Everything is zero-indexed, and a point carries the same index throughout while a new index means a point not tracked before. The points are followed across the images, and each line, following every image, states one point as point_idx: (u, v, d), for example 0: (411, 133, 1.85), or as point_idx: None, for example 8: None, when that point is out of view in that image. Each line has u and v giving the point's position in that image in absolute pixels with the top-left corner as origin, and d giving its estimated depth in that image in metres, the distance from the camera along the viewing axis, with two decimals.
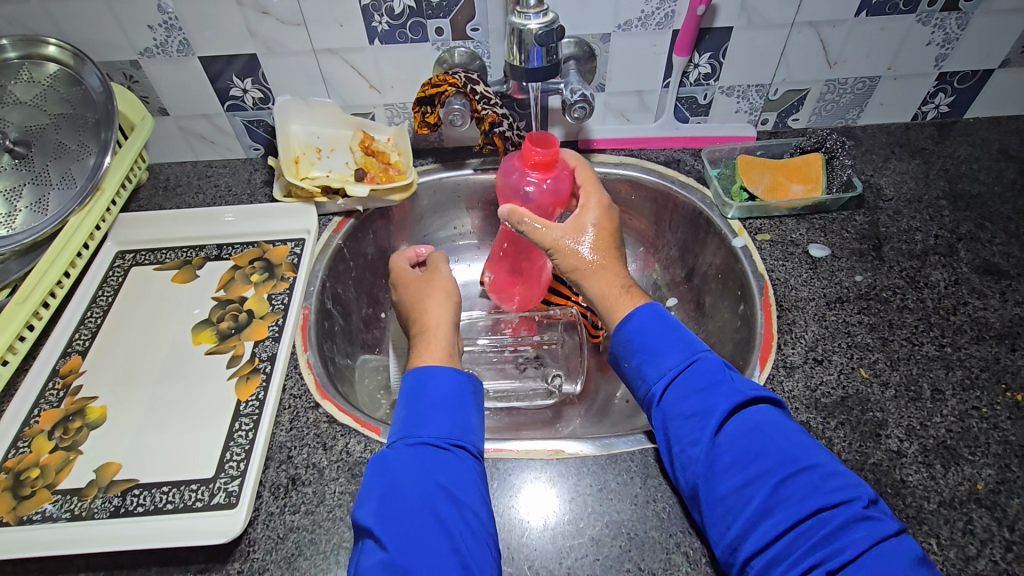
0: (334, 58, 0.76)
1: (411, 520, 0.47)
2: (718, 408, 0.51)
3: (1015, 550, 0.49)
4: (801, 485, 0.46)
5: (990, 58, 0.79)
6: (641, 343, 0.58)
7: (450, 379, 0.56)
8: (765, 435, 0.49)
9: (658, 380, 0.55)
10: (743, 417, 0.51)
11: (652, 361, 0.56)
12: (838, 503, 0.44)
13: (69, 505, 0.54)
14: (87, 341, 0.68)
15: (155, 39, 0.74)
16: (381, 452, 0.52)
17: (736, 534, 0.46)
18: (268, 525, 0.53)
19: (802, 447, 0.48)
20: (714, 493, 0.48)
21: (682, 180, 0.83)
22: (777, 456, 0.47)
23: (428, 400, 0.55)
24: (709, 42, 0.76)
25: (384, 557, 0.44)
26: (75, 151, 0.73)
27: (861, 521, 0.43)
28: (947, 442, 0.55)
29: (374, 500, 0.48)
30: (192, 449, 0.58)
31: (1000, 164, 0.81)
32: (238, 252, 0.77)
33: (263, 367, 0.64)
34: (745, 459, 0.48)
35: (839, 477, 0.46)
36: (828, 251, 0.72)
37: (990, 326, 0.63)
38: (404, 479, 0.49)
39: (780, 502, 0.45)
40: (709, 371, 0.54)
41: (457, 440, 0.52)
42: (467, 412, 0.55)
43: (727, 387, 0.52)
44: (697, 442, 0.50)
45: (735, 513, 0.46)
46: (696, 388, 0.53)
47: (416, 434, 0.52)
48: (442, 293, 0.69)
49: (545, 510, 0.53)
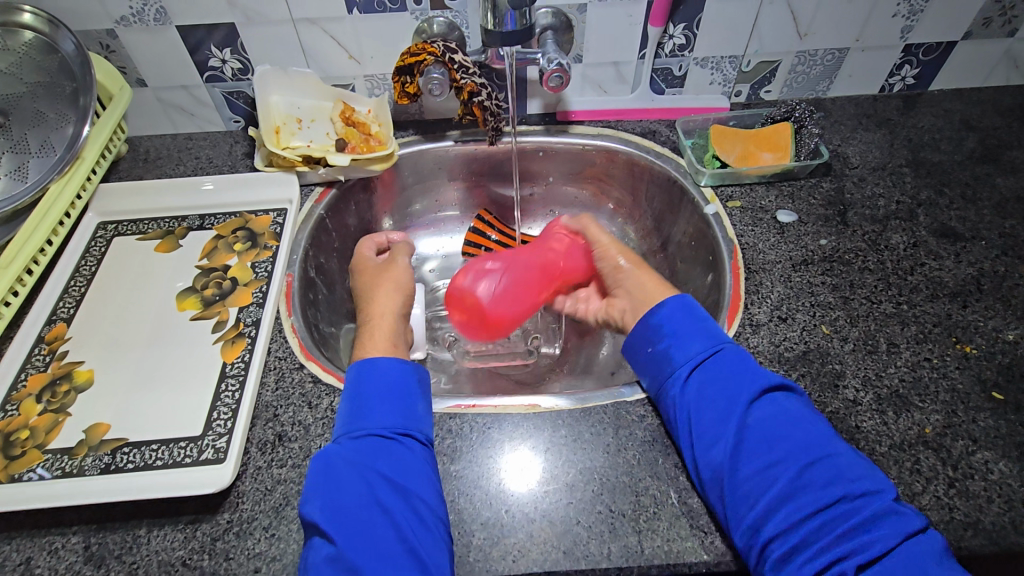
0: (312, 28, 0.77)
1: (359, 512, 0.49)
2: (748, 393, 0.53)
3: (957, 486, 0.53)
4: (823, 471, 0.48)
5: (953, 31, 0.82)
6: (671, 329, 0.59)
7: (388, 370, 0.58)
8: (793, 422, 0.52)
9: (683, 363, 0.57)
10: (767, 404, 0.53)
11: (678, 344, 0.58)
12: (864, 493, 0.47)
13: (60, 464, 0.56)
14: (71, 309, 0.69)
15: (131, 7, 0.73)
16: (323, 448, 0.53)
17: (758, 515, 0.47)
18: (256, 478, 0.55)
19: (826, 437, 0.51)
20: (739, 475, 0.50)
21: (657, 151, 0.85)
22: (804, 444, 0.50)
23: (370, 394, 0.56)
24: (683, 13, 0.78)
25: (333, 549, 0.47)
26: (54, 120, 0.73)
27: (890, 513, 0.45)
28: (900, 390, 0.59)
29: (320, 497, 0.49)
30: (180, 410, 0.60)
31: (961, 134, 0.85)
32: (220, 222, 0.78)
33: (248, 331, 0.66)
34: (771, 444, 0.50)
35: (862, 468, 0.49)
36: (795, 216, 0.75)
37: (945, 285, 0.67)
38: (347, 474, 0.50)
39: (805, 485, 0.48)
40: (736, 360, 0.56)
41: (402, 429, 0.54)
42: (413, 399, 0.57)
43: (754, 376, 0.55)
44: (724, 423, 0.52)
45: (758, 495, 0.48)
46: (725, 373, 0.55)
47: (360, 427, 0.54)
48: (393, 283, 0.71)
49: (521, 464, 0.56)
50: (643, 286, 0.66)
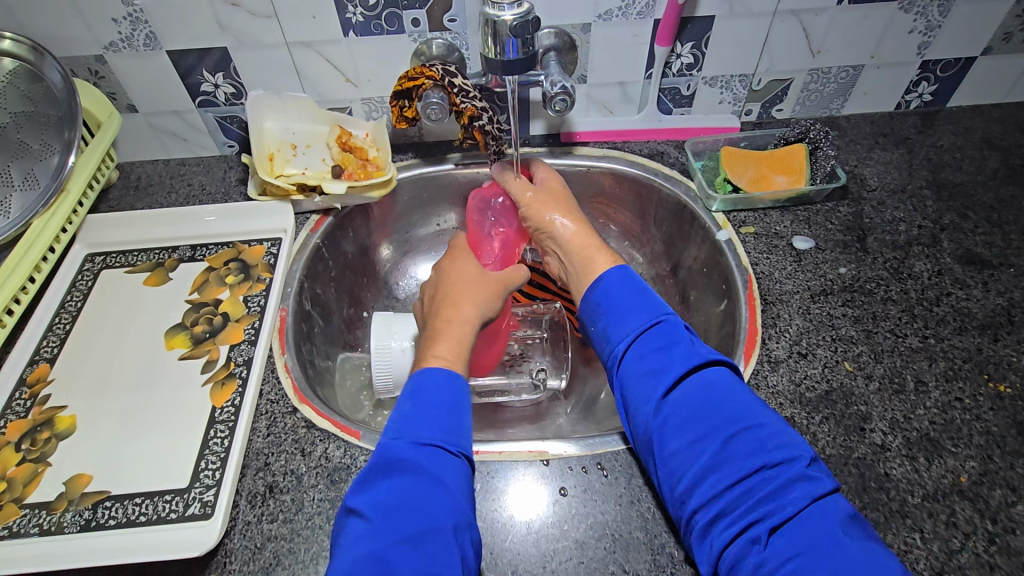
0: (307, 51, 0.74)
1: (416, 521, 0.44)
2: (673, 368, 0.51)
3: (997, 541, 0.49)
4: (745, 442, 0.46)
5: (972, 46, 0.79)
6: (608, 306, 0.58)
7: (457, 385, 0.53)
8: (715, 392, 0.49)
9: (620, 340, 0.55)
10: (697, 377, 0.50)
11: (616, 322, 0.57)
12: (782, 462, 0.44)
13: (37, 520, 0.53)
14: (55, 348, 0.66)
15: (120, 33, 0.71)
16: (381, 443, 0.49)
17: (687, 486, 0.46)
18: (245, 535, 0.52)
19: (749, 408, 0.48)
20: (665, 450, 0.48)
21: (665, 173, 0.82)
22: (726, 414, 0.48)
23: (435, 400, 0.52)
24: (691, 31, 0.75)
25: (378, 552, 0.42)
26: (38, 150, 0.70)
27: (804, 480, 0.44)
28: (930, 434, 0.55)
29: (379, 492, 0.46)
30: (166, 459, 0.57)
31: (982, 153, 0.81)
32: (212, 253, 0.75)
33: (239, 372, 0.63)
34: (694, 418, 0.48)
35: (783, 437, 0.46)
36: (812, 243, 0.72)
37: (973, 316, 0.63)
38: (412, 479, 0.46)
39: (726, 458, 0.46)
40: (669, 334, 0.54)
41: (464, 447, 0.50)
42: (468, 418, 0.53)
43: (683, 349, 0.52)
44: (649, 398, 0.51)
45: (683, 469, 0.47)
46: (654, 347, 0.53)
47: (420, 433, 0.49)
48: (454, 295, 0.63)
49: (529, 514, 0.52)
50: (571, 244, 0.68)
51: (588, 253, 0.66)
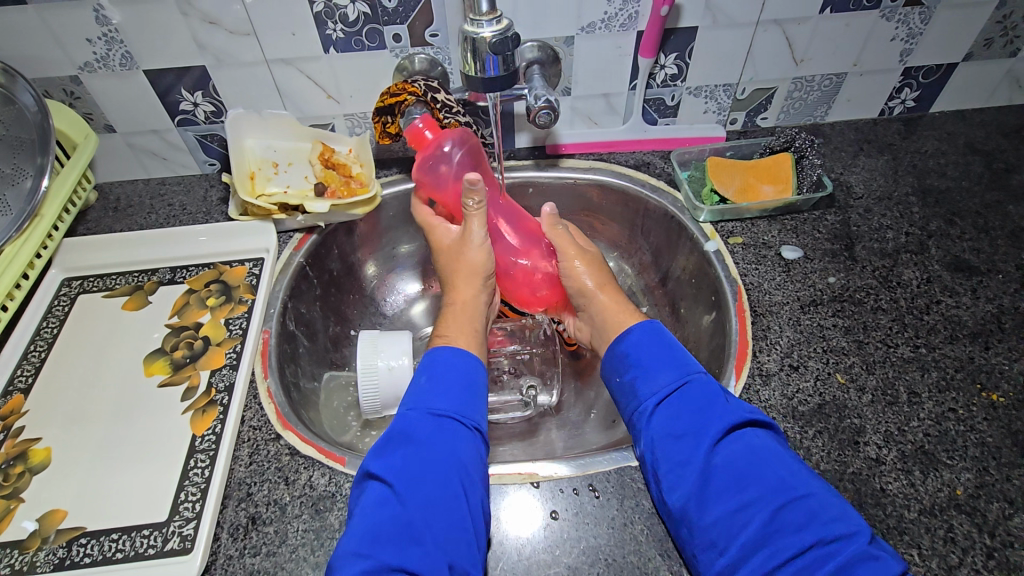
0: (287, 68, 0.73)
1: (431, 485, 0.47)
2: (712, 430, 0.50)
3: (996, 556, 0.48)
4: (797, 513, 0.44)
5: (953, 52, 0.79)
6: (636, 359, 0.57)
7: (470, 364, 0.56)
8: (759, 461, 0.47)
9: (649, 397, 0.54)
10: (736, 439, 0.49)
11: (645, 377, 0.56)
12: (839, 536, 0.42)
13: (9, 560, 0.51)
14: (30, 377, 0.64)
15: (96, 53, 0.69)
16: (399, 415, 0.52)
17: (729, 561, 0.44)
18: (226, 570, 0.50)
19: (796, 476, 0.46)
20: (706, 519, 0.46)
21: (652, 184, 0.81)
22: (773, 483, 0.46)
23: (452, 377, 0.54)
24: (674, 42, 0.75)
25: (398, 511, 0.45)
26: (9, 174, 0.69)
27: (867, 559, 0.41)
28: (925, 447, 0.54)
29: (396, 458, 0.48)
30: (144, 491, 0.55)
31: (967, 159, 0.81)
32: (192, 274, 0.74)
33: (220, 398, 0.61)
34: (741, 483, 0.47)
35: (836, 507, 0.44)
36: (801, 252, 0.71)
37: (964, 325, 0.63)
38: (428, 448, 0.49)
39: (776, 530, 0.44)
40: (702, 393, 0.53)
41: (476, 422, 0.52)
42: (479, 396, 0.55)
43: (722, 408, 0.51)
44: (689, 462, 0.49)
45: (727, 539, 0.45)
46: (689, 408, 0.52)
47: (433, 407, 0.52)
48: (462, 267, 0.67)
49: (521, 538, 0.51)
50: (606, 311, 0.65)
51: (621, 318, 0.64)
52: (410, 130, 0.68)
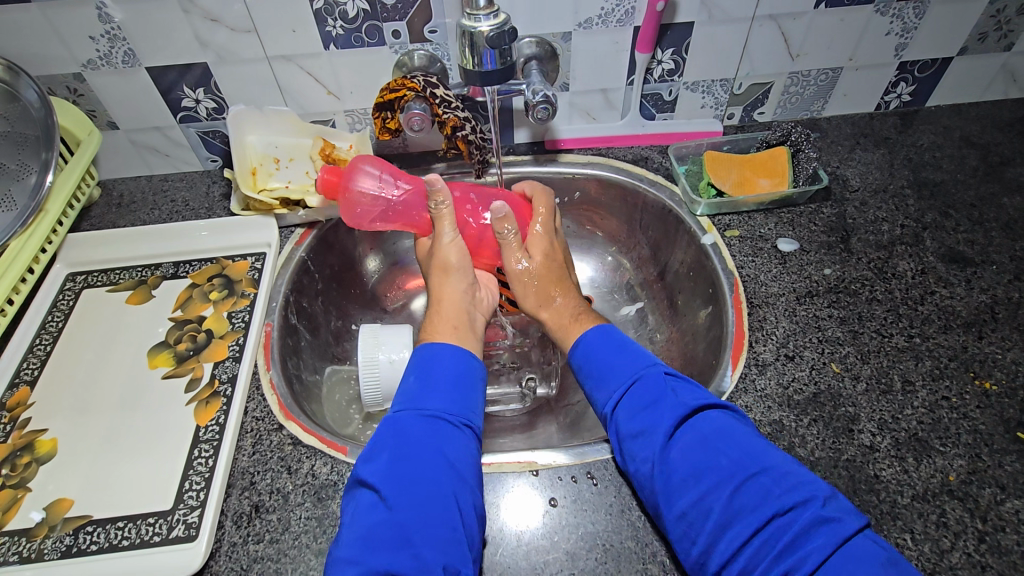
0: (288, 64, 0.74)
1: (420, 486, 0.47)
2: (664, 423, 0.50)
3: (988, 541, 0.49)
4: (754, 491, 0.44)
5: (948, 47, 0.79)
6: (589, 364, 0.58)
7: (462, 359, 0.57)
8: (714, 444, 0.48)
9: (607, 400, 0.55)
10: (689, 430, 0.50)
11: (598, 383, 0.57)
12: (794, 507, 0.43)
13: (17, 547, 0.52)
14: (35, 370, 0.65)
15: (98, 51, 0.70)
16: (390, 417, 0.53)
17: (700, 550, 0.45)
18: (230, 556, 0.51)
19: (749, 454, 0.47)
20: (673, 511, 0.47)
21: (650, 178, 0.82)
22: (727, 465, 0.46)
23: (440, 375, 0.55)
24: (671, 37, 0.75)
25: (388, 516, 0.45)
26: (14, 170, 0.70)
27: (822, 524, 0.42)
28: (918, 434, 0.55)
29: (384, 458, 0.49)
30: (149, 481, 0.56)
31: (962, 152, 0.82)
32: (195, 269, 0.75)
33: (223, 390, 0.62)
34: (699, 471, 0.47)
35: (791, 478, 0.45)
36: (797, 245, 0.72)
37: (958, 315, 0.64)
38: (416, 449, 0.49)
39: (737, 511, 0.44)
40: (652, 390, 0.53)
41: (466, 419, 0.53)
42: (473, 393, 0.56)
43: (672, 399, 0.52)
44: (648, 459, 0.49)
45: (696, 528, 0.45)
46: (642, 405, 0.52)
47: (424, 407, 0.53)
48: (440, 269, 0.66)
49: (521, 524, 0.52)
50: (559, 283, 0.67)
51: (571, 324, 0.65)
52: (320, 180, 0.69)
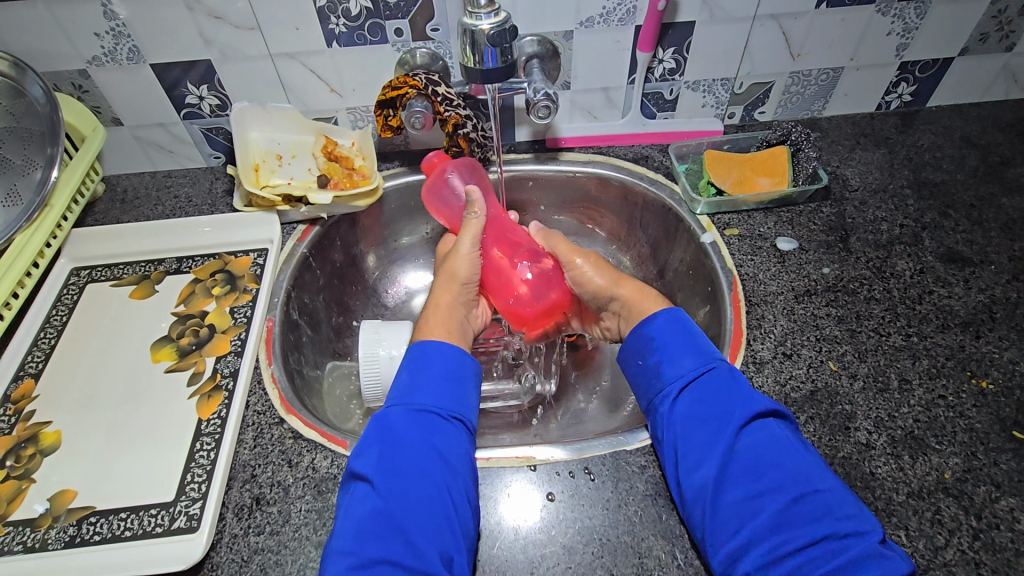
0: (291, 62, 0.74)
1: (409, 478, 0.48)
2: (736, 418, 0.51)
3: (982, 538, 0.49)
4: (812, 507, 0.46)
5: (949, 47, 0.80)
6: (660, 343, 0.58)
7: (453, 355, 0.57)
8: (780, 452, 0.49)
9: (674, 380, 0.55)
10: (758, 431, 0.51)
11: (669, 360, 0.56)
12: (853, 534, 0.44)
13: (22, 537, 0.52)
14: (40, 363, 0.66)
15: (103, 47, 0.71)
16: (383, 412, 0.53)
17: (739, 544, 0.46)
18: (231, 548, 0.51)
19: (814, 472, 0.48)
20: (722, 501, 0.48)
21: (650, 177, 0.82)
22: (792, 475, 0.47)
23: (431, 370, 0.56)
24: (672, 37, 0.76)
25: (376, 508, 0.47)
26: (20, 165, 0.70)
27: (877, 556, 0.43)
28: (915, 432, 0.55)
29: (375, 453, 0.50)
30: (152, 473, 0.56)
31: (962, 152, 0.82)
32: (198, 264, 0.75)
33: (225, 384, 0.62)
34: (759, 473, 0.48)
35: (851, 507, 0.46)
36: (796, 244, 0.72)
37: (956, 314, 0.64)
38: (408, 445, 0.50)
39: (788, 521, 0.45)
40: (727, 383, 0.54)
41: (456, 413, 0.54)
42: (465, 388, 0.56)
43: (746, 396, 0.53)
44: (711, 446, 0.50)
45: (743, 523, 0.46)
46: (713, 394, 0.53)
47: (414, 402, 0.53)
48: (448, 276, 0.68)
49: (518, 518, 0.53)
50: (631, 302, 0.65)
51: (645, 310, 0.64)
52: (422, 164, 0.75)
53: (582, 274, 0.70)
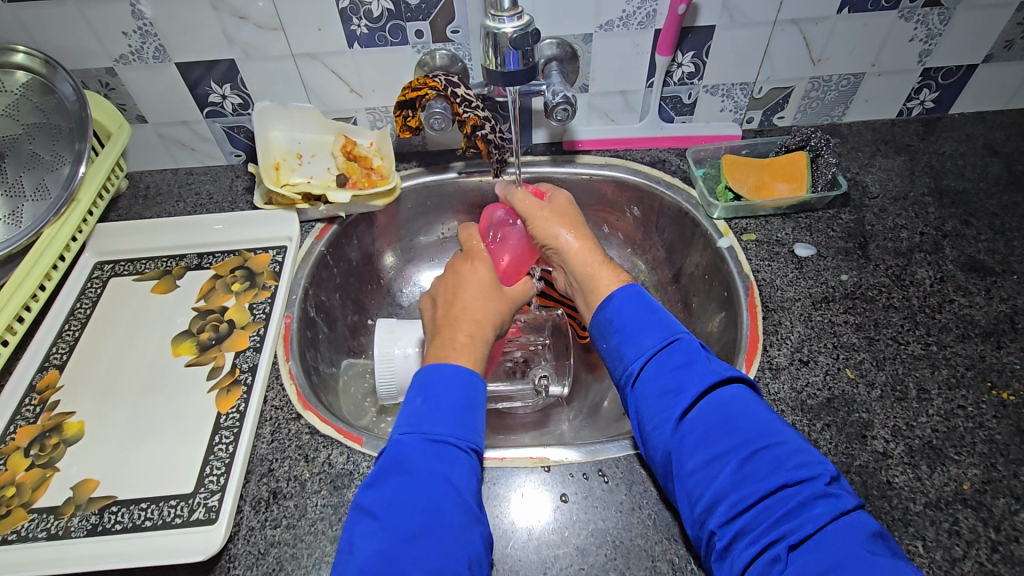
0: (313, 62, 0.75)
1: (420, 513, 0.46)
2: (691, 388, 0.51)
3: (1001, 550, 0.48)
4: (764, 461, 0.45)
5: (974, 54, 0.79)
6: (621, 323, 0.58)
7: (468, 380, 0.55)
8: (733, 411, 0.49)
9: (635, 358, 0.56)
10: (715, 395, 0.50)
11: (630, 340, 0.57)
12: (801, 480, 0.44)
13: (46, 524, 0.54)
14: (64, 355, 0.67)
15: (130, 46, 0.72)
16: (394, 440, 0.51)
17: (703, 508, 0.46)
18: (249, 540, 0.52)
19: (768, 425, 0.48)
20: (683, 468, 0.48)
21: (667, 181, 0.82)
22: (745, 432, 0.47)
23: (449, 396, 0.54)
24: (691, 40, 0.76)
25: (380, 549, 0.44)
26: (49, 161, 0.72)
27: (822, 498, 0.43)
28: (933, 442, 0.55)
29: (389, 489, 0.48)
30: (172, 464, 0.57)
31: (985, 160, 0.81)
32: (218, 261, 0.76)
33: (244, 378, 0.63)
34: (713, 434, 0.48)
35: (802, 453, 0.46)
36: (813, 250, 0.72)
37: (976, 324, 0.63)
38: (422, 476, 0.48)
39: (746, 477, 0.45)
40: (684, 354, 0.54)
41: (471, 443, 0.52)
42: (478, 417, 0.54)
43: (700, 364, 0.53)
44: (667, 418, 0.50)
45: (702, 487, 0.46)
46: (669, 367, 0.53)
47: (428, 429, 0.51)
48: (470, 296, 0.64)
49: (530, 518, 0.53)
50: (575, 258, 0.67)
51: (594, 266, 0.66)
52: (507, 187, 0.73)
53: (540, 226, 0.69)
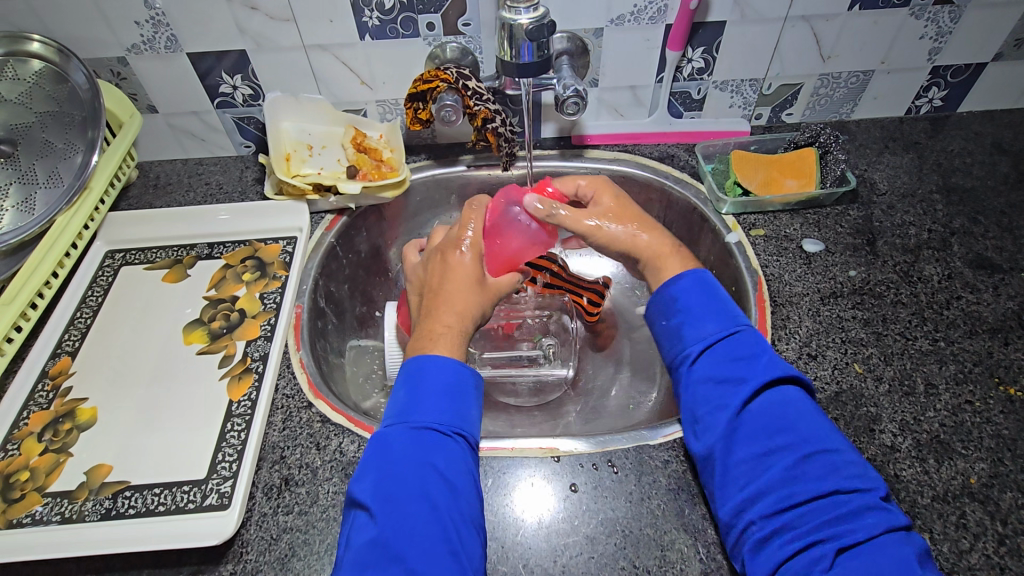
0: (323, 54, 0.75)
1: (410, 500, 0.46)
2: (753, 380, 0.51)
3: (1007, 544, 0.49)
4: (821, 463, 0.46)
5: (983, 52, 0.79)
6: (684, 304, 0.57)
7: (456, 368, 0.54)
8: (793, 413, 0.49)
9: (695, 342, 0.55)
10: (777, 393, 0.51)
11: (692, 322, 0.56)
12: (855, 488, 0.45)
13: (59, 508, 0.54)
14: (76, 342, 0.68)
15: (143, 35, 0.73)
16: (381, 434, 0.51)
17: (745, 497, 0.47)
18: (261, 526, 0.53)
19: (824, 432, 0.48)
20: (732, 458, 0.49)
21: (676, 176, 0.83)
22: (802, 434, 0.48)
23: (430, 383, 0.52)
24: (702, 36, 0.76)
25: (372, 535, 0.45)
26: (62, 149, 0.72)
27: (876, 509, 0.44)
28: (940, 436, 0.55)
29: (372, 477, 0.48)
30: (185, 451, 0.58)
31: (993, 158, 0.82)
32: (228, 251, 0.77)
33: (255, 367, 0.64)
34: (770, 431, 0.49)
35: (860, 465, 0.47)
36: (822, 246, 0.72)
37: (984, 320, 0.64)
38: (399, 465, 0.48)
39: (796, 476, 0.46)
40: (750, 345, 0.54)
41: (458, 428, 0.51)
42: (467, 404, 0.53)
43: (766, 361, 0.52)
44: (724, 407, 0.51)
45: (750, 478, 0.47)
46: (733, 358, 0.53)
47: (413, 419, 0.51)
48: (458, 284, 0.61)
49: (540, 508, 0.53)
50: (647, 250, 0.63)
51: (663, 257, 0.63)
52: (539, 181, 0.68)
53: (603, 232, 0.65)
